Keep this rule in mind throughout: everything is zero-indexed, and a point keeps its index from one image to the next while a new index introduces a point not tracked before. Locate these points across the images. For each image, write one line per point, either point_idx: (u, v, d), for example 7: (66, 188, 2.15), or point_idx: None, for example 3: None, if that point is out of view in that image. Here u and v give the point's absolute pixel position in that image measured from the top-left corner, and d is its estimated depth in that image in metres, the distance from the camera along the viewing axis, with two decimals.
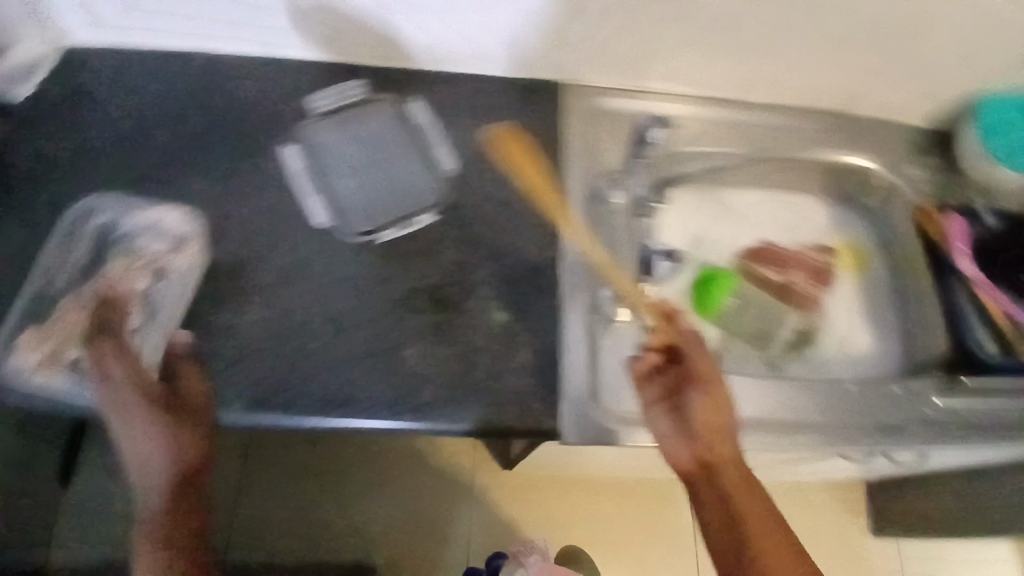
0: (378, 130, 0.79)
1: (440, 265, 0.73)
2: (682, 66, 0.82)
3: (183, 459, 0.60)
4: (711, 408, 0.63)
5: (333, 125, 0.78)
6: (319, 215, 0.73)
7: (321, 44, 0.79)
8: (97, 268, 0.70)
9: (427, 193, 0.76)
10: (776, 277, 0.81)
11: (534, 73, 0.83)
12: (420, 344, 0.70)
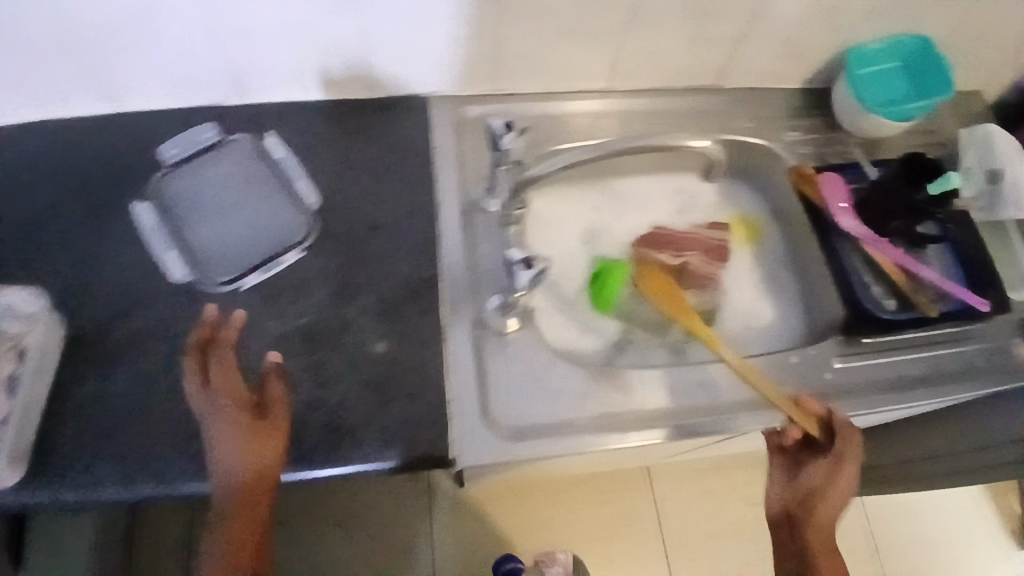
0: (235, 172, 0.76)
1: (310, 303, 0.69)
2: (544, 62, 0.79)
3: (257, 468, 0.57)
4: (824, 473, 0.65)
5: (188, 174, 0.75)
6: (179, 270, 0.70)
7: (162, 93, 0.75)
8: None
9: (292, 230, 0.73)
10: (674, 261, 0.79)
11: (394, 88, 0.80)
12: (295, 388, 0.65)
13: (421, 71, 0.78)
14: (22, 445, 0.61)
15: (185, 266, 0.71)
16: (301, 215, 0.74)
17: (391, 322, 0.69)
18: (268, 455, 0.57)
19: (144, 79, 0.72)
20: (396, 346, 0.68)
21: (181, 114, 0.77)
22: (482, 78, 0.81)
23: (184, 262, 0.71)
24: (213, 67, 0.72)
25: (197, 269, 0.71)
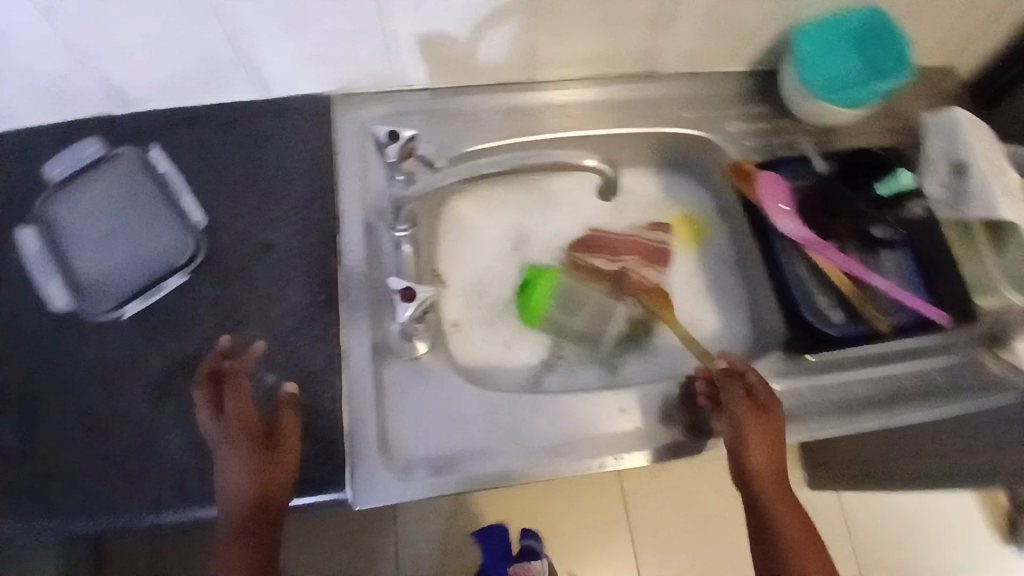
0: (117, 187, 0.71)
1: (200, 329, 0.66)
2: (449, 56, 0.72)
3: (269, 497, 0.54)
4: (746, 418, 0.57)
5: (66, 191, 0.70)
6: (58, 299, 0.67)
7: (36, 110, 0.70)
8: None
9: (177, 251, 0.69)
10: (607, 267, 0.73)
11: (289, 90, 0.75)
12: (179, 425, 0.62)
13: (313, 73, 0.72)
14: None
15: (63, 294, 0.67)
16: (187, 233, 0.70)
17: (284, 350, 0.66)
18: (279, 483, 0.55)
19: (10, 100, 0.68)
20: (288, 375, 0.64)
21: (62, 130, 0.73)
22: (382, 75, 0.74)
23: (63, 290, 0.67)
24: (80, 83, 0.67)
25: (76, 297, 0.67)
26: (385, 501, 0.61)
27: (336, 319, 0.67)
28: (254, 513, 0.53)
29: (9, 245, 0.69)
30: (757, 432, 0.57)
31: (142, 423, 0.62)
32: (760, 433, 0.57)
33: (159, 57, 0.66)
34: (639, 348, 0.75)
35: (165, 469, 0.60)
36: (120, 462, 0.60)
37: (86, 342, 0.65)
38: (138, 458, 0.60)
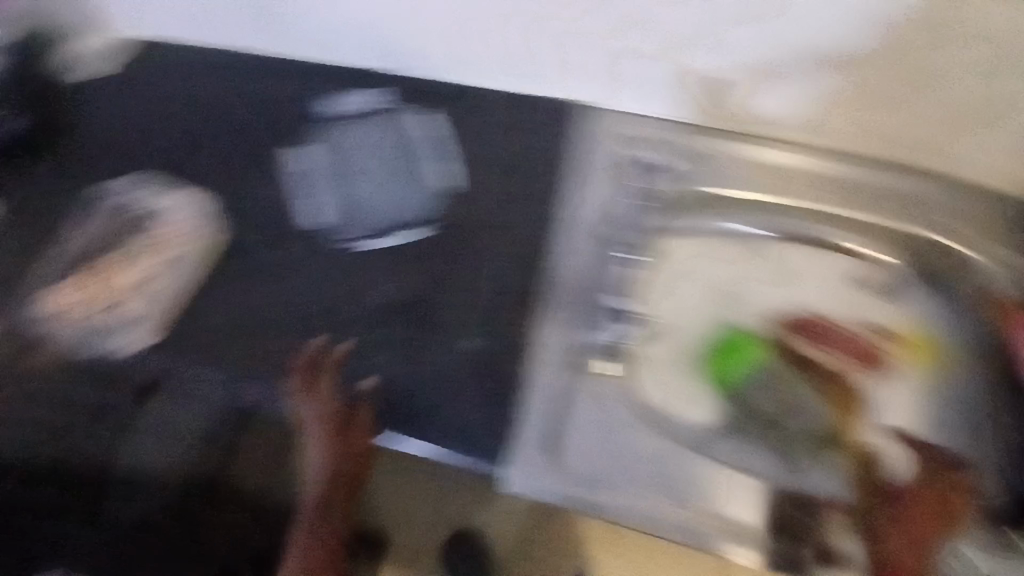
0: (391, 138, 0.79)
1: (420, 280, 0.72)
2: (727, 99, 0.71)
3: (336, 477, 0.63)
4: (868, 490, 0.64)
5: (352, 130, 0.80)
6: (317, 218, 0.76)
7: (338, 50, 0.79)
8: (115, 240, 0.76)
9: (422, 209, 0.76)
10: (815, 355, 0.70)
11: (550, 92, 0.78)
12: (381, 356, 0.68)
13: (581, 83, 0.75)
14: (163, 325, 0.70)
15: (323, 216, 0.76)
16: (434, 197, 0.77)
17: (481, 321, 0.69)
18: (348, 467, 0.63)
19: (328, 31, 0.77)
20: (480, 345, 0.68)
21: (351, 72, 0.81)
22: (646, 100, 0.74)
23: (324, 212, 0.76)
24: (389, 32, 0.75)
25: (332, 221, 0.76)
26: (537, 499, 0.63)
27: (535, 312, 0.70)
28: (328, 489, 0.63)
29: (288, 158, 0.79)
30: (865, 497, 0.63)
31: (350, 342, 0.69)
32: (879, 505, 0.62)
33: (465, 28, 0.72)
34: (829, 457, 0.66)
35: (357, 388, 0.67)
36: (326, 369, 0.67)
37: (323, 258, 0.74)
38: (341, 372, 0.67)
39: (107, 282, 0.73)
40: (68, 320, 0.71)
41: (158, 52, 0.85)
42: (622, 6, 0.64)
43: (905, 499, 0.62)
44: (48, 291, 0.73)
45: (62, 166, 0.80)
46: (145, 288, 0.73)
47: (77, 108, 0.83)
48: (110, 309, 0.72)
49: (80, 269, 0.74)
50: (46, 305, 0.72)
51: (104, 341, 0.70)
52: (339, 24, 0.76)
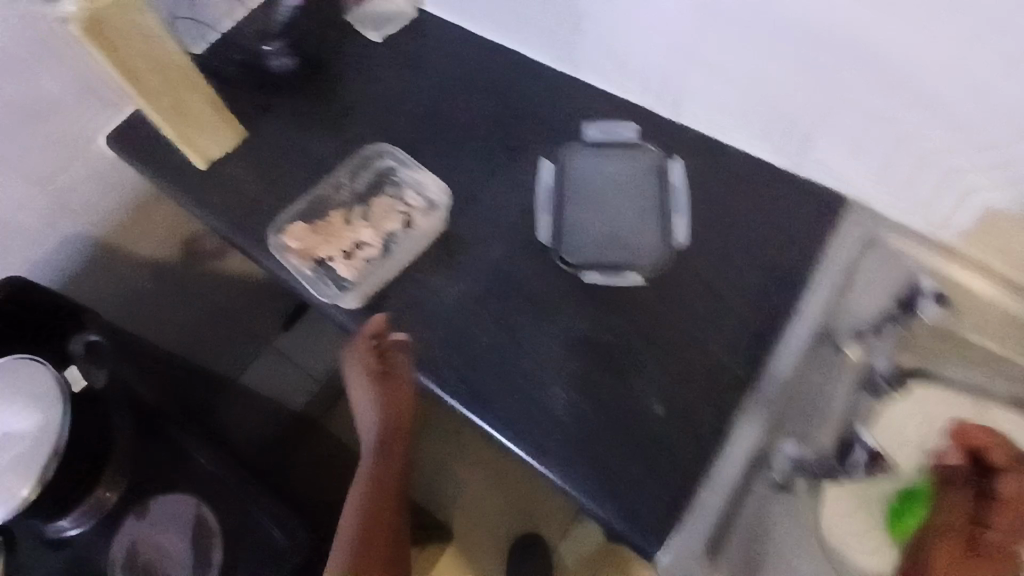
0: (631, 176, 0.78)
1: (624, 326, 0.70)
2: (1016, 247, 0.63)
3: (392, 425, 0.71)
4: (954, 512, 0.60)
5: (594, 157, 0.80)
6: (544, 231, 0.76)
7: (629, 80, 0.81)
8: (363, 199, 0.81)
9: (646, 255, 0.73)
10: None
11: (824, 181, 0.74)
12: (570, 390, 0.68)
13: (865, 185, 0.70)
14: (374, 287, 0.74)
15: (549, 230, 0.76)
16: (662, 247, 0.73)
17: (680, 392, 0.66)
18: (396, 414, 0.71)
19: (626, 62, 0.79)
20: (673, 416, 0.65)
21: (617, 101, 0.84)
22: (929, 221, 0.68)
23: (551, 226, 0.76)
24: (683, 80, 0.75)
25: (557, 238, 0.75)
26: None
27: (741, 400, 0.65)
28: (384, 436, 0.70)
29: (531, 166, 0.81)
30: (953, 521, 0.60)
31: (544, 366, 0.70)
32: (960, 539, 0.59)
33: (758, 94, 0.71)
34: None
35: (543, 415, 0.67)
36: (517, 384, 0.69)
37: (537, 274, 0.74)
38: (528, 392, 0.68)
39: (349, 233, 0.77)
40: (294, 257, 0.76)
41: (451, 37, 0.92)
42: (933, 120, 0.60)
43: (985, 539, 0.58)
44: (294, 225, 0.78)
45: (334, 116, 0.88)
46: (376, 251, 0.76)
47: (361, 66, 0.91)
48: (343, 258, 0.75)
49: (327, 215, 0.79)
50: (291, 237, 0.77)
51: (325, 287, 0.74)
52: (641, 55, 0.77)
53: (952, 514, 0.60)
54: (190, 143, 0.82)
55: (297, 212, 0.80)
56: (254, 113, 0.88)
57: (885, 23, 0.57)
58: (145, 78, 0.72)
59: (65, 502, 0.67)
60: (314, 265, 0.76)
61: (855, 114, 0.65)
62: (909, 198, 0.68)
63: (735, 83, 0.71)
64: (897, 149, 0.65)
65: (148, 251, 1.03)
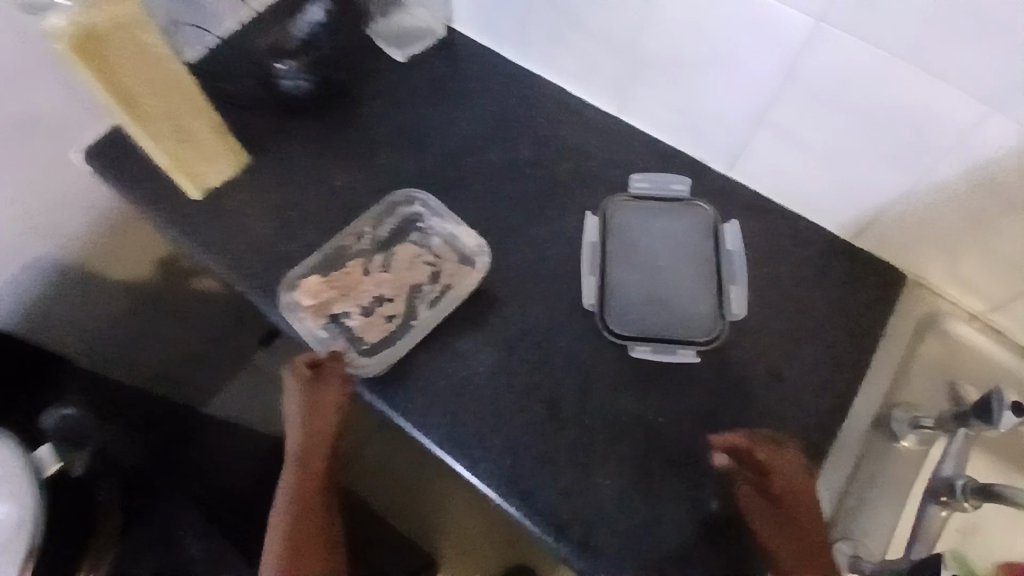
0: (682, 236, 0.73)
1: (677, 408, 0.65)
2: None
3: (317, 440, 0.62)
4: (752, 507, 0.59)
5: (641, 212, 0.74)
6: (590, 296, 0.69)
7: (687, 131, 0.76)
8: (384, 247, 0.73)
9: (699, 328, 0.68)
10: None
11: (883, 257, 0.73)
12: (618, 479, 0.62)
13: (927, 265, 0.70)
14: (397, 355, 0.67)
15: (594, 295, 0.69)
16: (715, 319, 0.68)
17: None
18: (324, 432, 0.63)
19: (690, 115, 0.74)
20: (729, 513, 0.61)
21: (664, 151, 0.79)
22: (986, 306, 0.69)
23: (597, 291, 0.70)
24: (754, 143, 0.72)
25: (603, 304, 0.69)
26: None
27: None
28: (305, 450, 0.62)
29: (573, 222, 0.75)
30: (764, 522, 0.58)
31: (590, 452, 0.63)
32: (767, 512, 0.58)
33: (824, 162, 0.68)
34: None
35: (589, 509, 0.61)
36: (559, 470, 0.63)
37: (579, 345, 0.69)
38: (574, 480, 0.62)
39: (371, 288, 0.69)
40: (309, 316, 0.68)
41: (485, 63, 0.85)
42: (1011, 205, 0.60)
43: (793, 501, 0.57)
44: (306, 277, 0.70)
45: (356, 146, 0.80)
46: (399, 309, 0.69)
47: (387, 91, 0.83)
48: (361, 316, 0.68)
49: (344, 265, 0.71)
50: (304, 292, 0.68)
51: (342, 349, 0.66)
52: (711, 112, 0.72)
53: (751, 509, 0.59)
54: (187, 172, 0.73)
55: (309, 263, 0.71)
56: (263, 137, 0.80)
57: (999, 131, 0.56)
58: (144, 104, 0.63)
59: None
60: (331, 323, 0.68)
61: (937, 202, 0.64)
62: (967, 286, 0.69)
63: (812, 155, 0.68)
64: (971, 238, 0.65)
65: (124, 272, 0.92)
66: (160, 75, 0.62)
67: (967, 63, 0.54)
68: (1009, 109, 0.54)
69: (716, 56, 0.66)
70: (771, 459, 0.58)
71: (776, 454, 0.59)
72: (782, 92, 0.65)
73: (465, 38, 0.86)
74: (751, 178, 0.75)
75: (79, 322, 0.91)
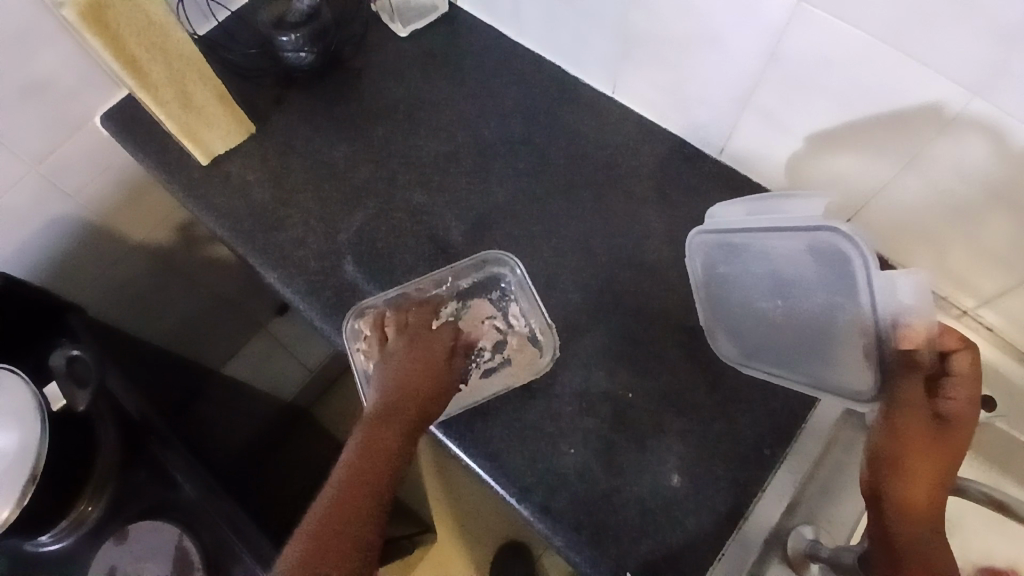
0: (789, 314, 0.61)
1: (647, 383, 0.67)
2: None
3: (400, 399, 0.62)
4: (911, 404, 0.51)
5: (754, 257, 0.62)
6: (796, 218, 0.55)
7: (680, 112, 0.76)
8: (462, 298, 0.73)
9: (868, 343, 0.52)
10: None
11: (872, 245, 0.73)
12: (583, 448, 0.64)
13: (916, 256, 0.71)
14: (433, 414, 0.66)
15: (792, 231, 0.55)
16: (865, 365, 0.53)
17: (698, 463, 0.63)
18: (381, 448, 0.58)
19: (682, 96, 0.74)
20: (688, 489, 0.62)
21: (656, 134, 0.80)
22: (976, 302, 0.70)
23: (789, 237, 0.56)
24: (743, 126, 0.72)
25: (810, 234, 0.54)
26: None
27: (762, 477, 0.62)
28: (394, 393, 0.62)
29: (560, 198, 0.77)
30: (915, 419, 0.51)
31: (558, 421, 0.65)
32: (926, 418, 0.51)
33: (811, 144, 0.68)
34: None
35: (550, 475, 0.63)
36: (527, 434, 0.65)
37: (555, 318, 0.70)
38: (540, 446, 0.64)
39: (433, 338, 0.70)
40: (363, 346, 0.69)
41: (486, 40, 0.86)
42: (993, 191, 0.59)
43: (950, 426, 0.51)
44: (377, 309, 0.70)
45: (356, 117, 0.82)
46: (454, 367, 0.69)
47: (389, 65, 0.85)
48: None
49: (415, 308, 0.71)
50: (368, 322, 0.69)
51: None
52: (701, 93, 0.72)
53: (913, 402, 0.51)
54: (194, 138, 0.76)
55: (385, 295, 0.70)
56: (264, 107, 0.83)
57: (981, 119, 0.55)
58: (149, 70, 0.66)
59: (43, 521, 0.65)
60: None
61: (920, 188, 0.64)
62: (957, 279, 0.70)
63: (800, 136, 0.68)
64: (960, 232, 0.65)
65: (139, 235, 0.97)
66: (162, 39, 0.65)
67: (951, 48, 0.52)
68: (990, 98, 0.53)
69: (703, 35, 0.66)
70: (966, 376, 0.52)
71: (971, 380, 0.51)
72: (767, 74, 0.65)
73: (467, 14, 0.88)
74: (740, 164, 0.76)
75: (94, 278, 0.96)
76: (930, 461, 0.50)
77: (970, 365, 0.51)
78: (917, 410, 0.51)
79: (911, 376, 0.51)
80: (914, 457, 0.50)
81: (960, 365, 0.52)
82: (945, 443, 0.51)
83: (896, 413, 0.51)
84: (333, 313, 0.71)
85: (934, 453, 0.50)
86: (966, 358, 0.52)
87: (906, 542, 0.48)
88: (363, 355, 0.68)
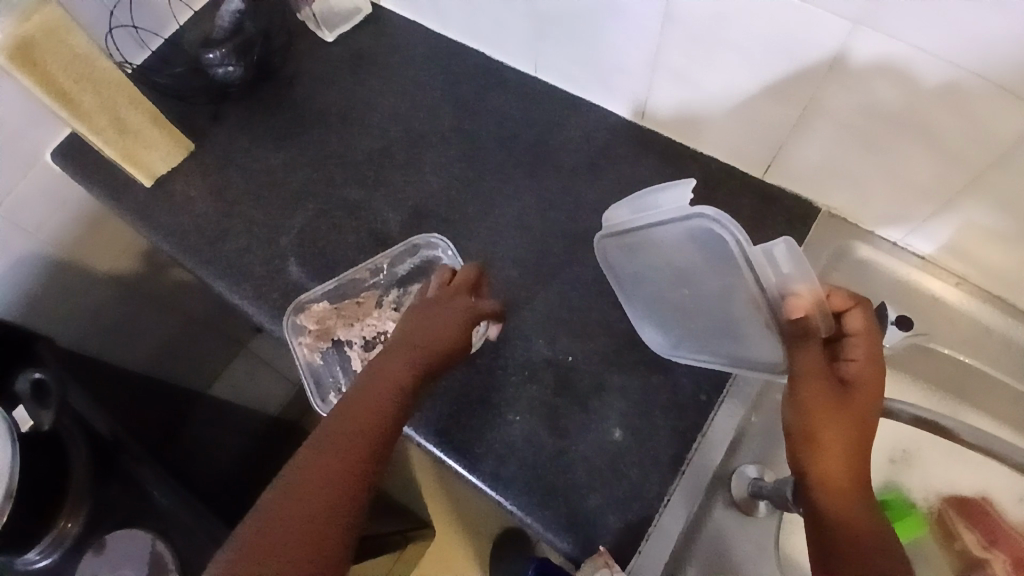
0: (694, 304, 0.63)
1: (585, 346, 0.69)
2: (974, 246, 0.68)
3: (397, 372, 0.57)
4: (814, 375, 0.53)
5: (649, 253, 0.63)
6: (669, 211, 0.57)
7: (599, 82, 0.78)
8: (401, 285, 0.76)
9: (766, 317, 0.55)
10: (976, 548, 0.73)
11: (801, 194, 0.75)
12: (529, 415, 0.66)
13: (844, 199, 0.72)
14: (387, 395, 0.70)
15: (671, 222, 0.58)
16: (772, 338, 0.57)
17: (640, 417, 0.65)
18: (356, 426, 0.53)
19: (596, 65, 0.76)
20: (632, 442, 0.64)
21: (581, 106, 0.82)
22: (902, 234, 0.72)
23: (670, 229, 0.58)
24: (656, 87, 0.73)
25: (687, 222, 0.56)
26: None
27: (703, 424, 0.64)
28: (388, 367, 0.58)
29: (491, 179, 0.79)
30: (820, 388, 0.53)
31: (502, 393, 0.67)
32: (831, 384, 0.53)
33: (720, 97, 0.69)
34: None
35: (499, 445, 0.65)
36: (475, 408, 0.67)
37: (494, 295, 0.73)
38: (488, 419, 0.66)
39: (375, 326, 0.74)
40: (308, 338, 0.72)
41: (412, 36, 0.89)
42: (896, 116, 0.60)
43: (856, 386, 0.54)
44: (316, 303, 0.73)
45: (292, 124, 0.85)
46: None
47: (320, 71, 0.88)
48: (361, 349, 0.73)
49: (356, 299, 0.75)
50: (309, 317, 0.73)
51: (338, 378, 0.72)
52: (613, 60, 0.74)
53: (817, 372, 0.53)
54: (134, 161, 0.79)
55: (323, 288, 0.74)
56: (202, 125, 0.85)
57: (869, 46, 0.56)
58: (79, 101, 0.69)
59: (25, 536, 0.67)
60: (328, 347, 0.73)
61: (828, 125, 0.65)
62: (885, 213, 0.71)
63: (709, 89, 0.69)
64: (881, 166, 0.66)
65: (106, 265, 1.00)
66: (87, 69, 0.67)
67: None
68: (873, 26, 0.54)
69: (603, 3, 0.67)
70: (862, 334, 0.56)
71: (866, 339, 0.56)
72: (667, 32, 0.66)
73: (391, 13, 0.90)
74: (661, 125, 0.78)
75: (66, 311, 0.99)
76: (844, 426, 0.52)
77: (863, 324, 0.56)
78: (823, 378, 0.53)
79: (811, 345, 0.53)
80: (826, 428, 0.52)
81: (854, 327, 0.56)
82: (852, 404, 0.53)
83: (802, 386, 0.53)
84: (280, 313, 0.73)
85: (843, 415, 0.52)
86: (857, 318, 0.57)
87: (846, 515, 0.49)
88: (309, 350, 0.72)
